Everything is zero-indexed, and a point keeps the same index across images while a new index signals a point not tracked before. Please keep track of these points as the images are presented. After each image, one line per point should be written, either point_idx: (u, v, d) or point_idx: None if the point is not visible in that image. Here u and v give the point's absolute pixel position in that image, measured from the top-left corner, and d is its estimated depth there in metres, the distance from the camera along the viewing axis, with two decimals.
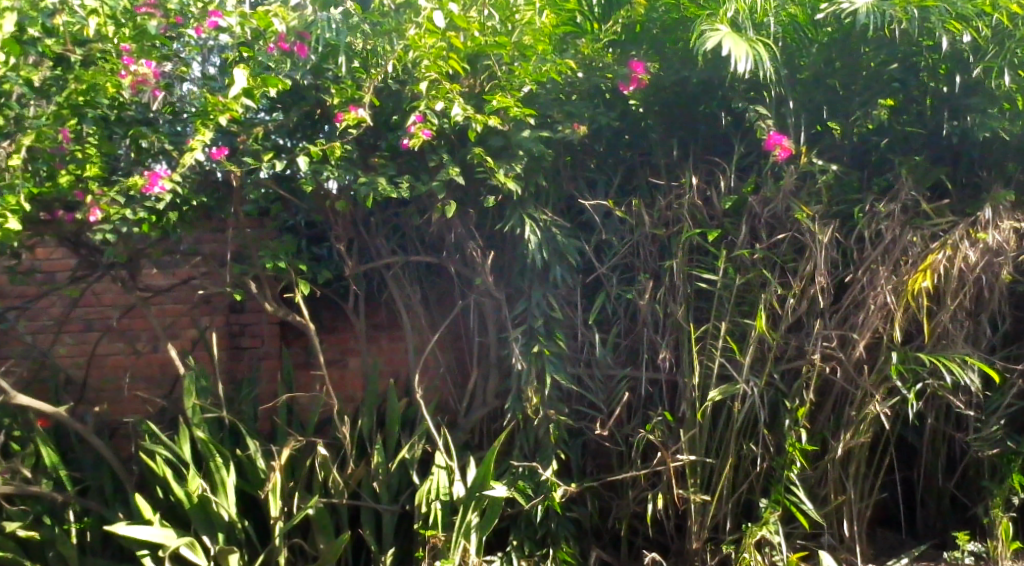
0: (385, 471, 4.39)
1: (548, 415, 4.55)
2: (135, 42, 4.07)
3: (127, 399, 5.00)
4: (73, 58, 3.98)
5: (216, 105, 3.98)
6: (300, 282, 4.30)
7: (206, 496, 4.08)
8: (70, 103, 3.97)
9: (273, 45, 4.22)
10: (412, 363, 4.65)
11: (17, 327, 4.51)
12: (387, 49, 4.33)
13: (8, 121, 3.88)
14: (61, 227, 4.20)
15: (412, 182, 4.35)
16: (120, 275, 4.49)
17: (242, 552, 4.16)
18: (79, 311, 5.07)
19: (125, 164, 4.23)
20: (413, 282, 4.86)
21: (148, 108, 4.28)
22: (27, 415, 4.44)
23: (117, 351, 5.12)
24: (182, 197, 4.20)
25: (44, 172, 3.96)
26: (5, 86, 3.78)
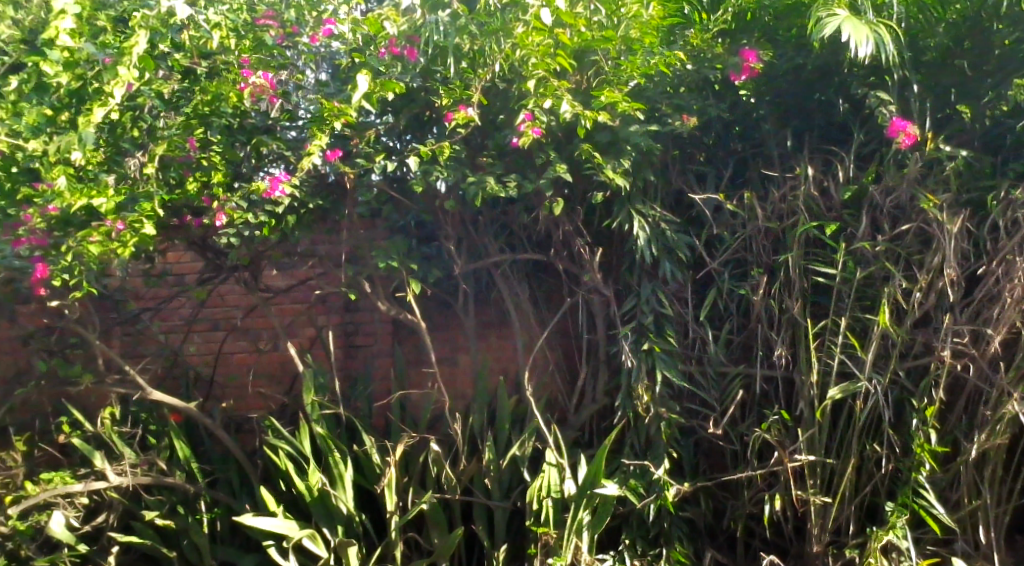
0: (497, 468, 4.42)
1: (660, 413, 4.47)
2: (254, 53, 4.33)
3: (250, 396, 5.22)
4: (200, 71, 4.22)
5: (332, 110, 4.10)
6: (411, 280, 4.41)
7: (325, 490, 4.21)
8: (198, 113, 4.20)
9: (384, 49, 4.33)
10: (522, 361, 4.68)
11: (150, 327, 4.84)
12: (494, 49, 4.33)
13: (142, 132, 4.18)
14: (189, 232, 4.40)
15: (520, 179, 4.39)
16: (243, 277, 4.69)
17: (359, 545, 4.27)
18: (206, 311, 5.30)
19: (247, 171, 4.38)
20: (521, 279, 4.89)
21: (267, 116, 4.44)
22: (161, 411, 4.72)
23: (241, 349, 5.28)
24: (299, 200, 4.35)
25: (174, 180, 4.18)
26: (140, 99, 4.10)
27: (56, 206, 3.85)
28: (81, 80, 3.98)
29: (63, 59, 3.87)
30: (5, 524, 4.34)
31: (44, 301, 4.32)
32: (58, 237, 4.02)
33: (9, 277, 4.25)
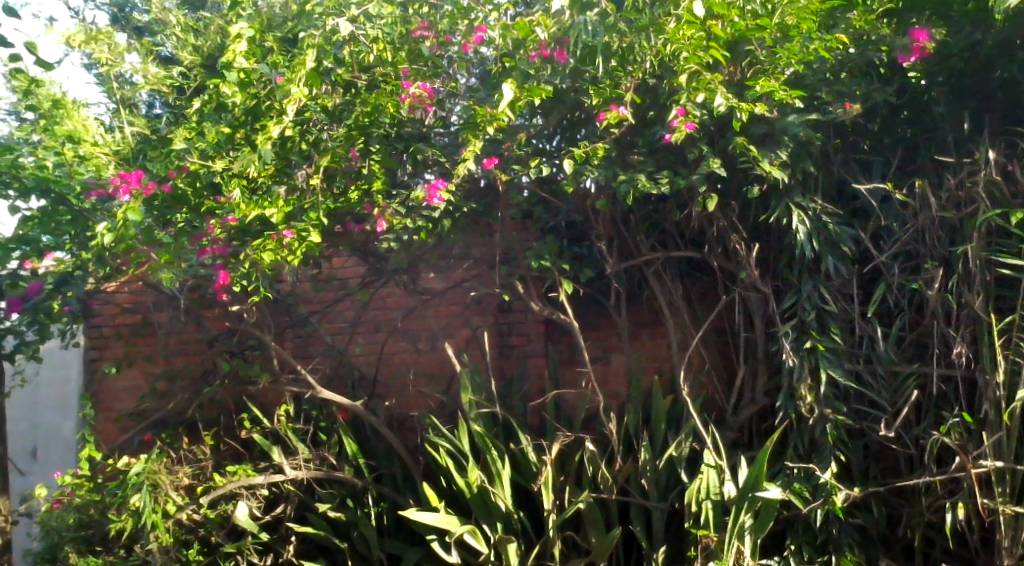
0: (653, 468, 4.38)
1: (825, 414, 4.27)
2: (411, 64, 4.53)
3: (410, 394, 5.41)
4: (359, 83, 4.41)
5: (484, 116, 4.18)
6: (564, 280, 4.43)
7: (483, 486, 4.32)
8: (359, 124, 4.38)
9: (534, 52, 4.37)
10: (676, 360, 4.60)
11: (318, 329, 5.17)
12: (645, 46, 4.31)
13: (309, 145, 4.34)
14: (352, 237, 4.59)
15: (672, 176, 4.32)
16: (403, 280, 4.88)
17: (518, 542, 4.34)
18: (368, 314, 5.53)
19: (406, 177, 4.61)
20: (675, 278, 4.80)
21: (422, 123, 4.62)
22: (331, 408, 5.00)
23: (401, 349, 5.50)
24: (454, 205, 4.51)
25: (338, 189, 4.38)
26: (307, 113, 4.32)
27: (234, 216, 4.18)
28: (256, 98, 4.27)
29: (240, 80, 4.19)
30: (198, 511, 4.69)
31: (227, 307, 4.70)
32: (237, 246, 4.30)
33: (197, 285, 4.64)
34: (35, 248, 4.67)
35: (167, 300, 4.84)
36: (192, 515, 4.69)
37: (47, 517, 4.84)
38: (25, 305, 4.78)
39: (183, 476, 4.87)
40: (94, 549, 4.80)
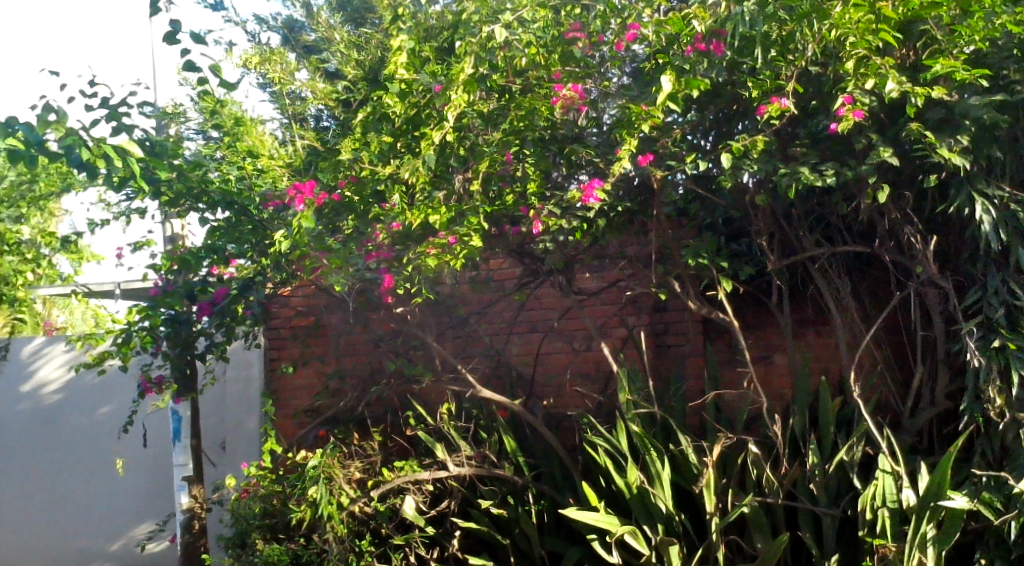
0: (822, 473, 4.20)
1: (1016, 419, 3.96)
2: (563, 66, 4.55)
3: (567, 393, 5.46)
4: (514, 88, 4.55)
5: (640, 114, 4.14)
6: (722, 278, 4.31)
7: (644, 487, 4.27)
8: (514, 129, 4.52)
9: (690, 47, 4.27)
10: (846, 360, 4.33)
11: (477, 330, 5.32)
12: (807, 33, 4.14)
13: (466, 150, 4.49)
14: (508, 240, 4.70)
15: (839, 168, 4.10)
16: (558, 281, 4.90)
17: (681, 544, 4.28)
18: (524, 314, 5.65)
19: (560, 178, 4.66)
20: (842, 273, 4.62)
21: (576, 124, 4.63)
22: (490, 409, 5.11)
23: (557, 350, 5.58)
24: (609, 205, 4.49)
25: (494, 192, 4.51)
26: (464, 120, 4.42)
27: (398, 222, 4.41)
28: (415, 107, 4.43)
29: (400, 90, 4.36)
30: (369, 504, 4.91)
31: (391, 308, 4.91)
32: (400, 250, 4.53)
33: (365, 289, 4.81)
34: (222, 255, 5.14)
35: (337, 303, 5.10)
36: (363, 508, 4.91)
37: (237, 504, 5.14)
38: (213, 309, 5.18)
39: (354, 471, 5.09)
40: (278, 536, 5.06)
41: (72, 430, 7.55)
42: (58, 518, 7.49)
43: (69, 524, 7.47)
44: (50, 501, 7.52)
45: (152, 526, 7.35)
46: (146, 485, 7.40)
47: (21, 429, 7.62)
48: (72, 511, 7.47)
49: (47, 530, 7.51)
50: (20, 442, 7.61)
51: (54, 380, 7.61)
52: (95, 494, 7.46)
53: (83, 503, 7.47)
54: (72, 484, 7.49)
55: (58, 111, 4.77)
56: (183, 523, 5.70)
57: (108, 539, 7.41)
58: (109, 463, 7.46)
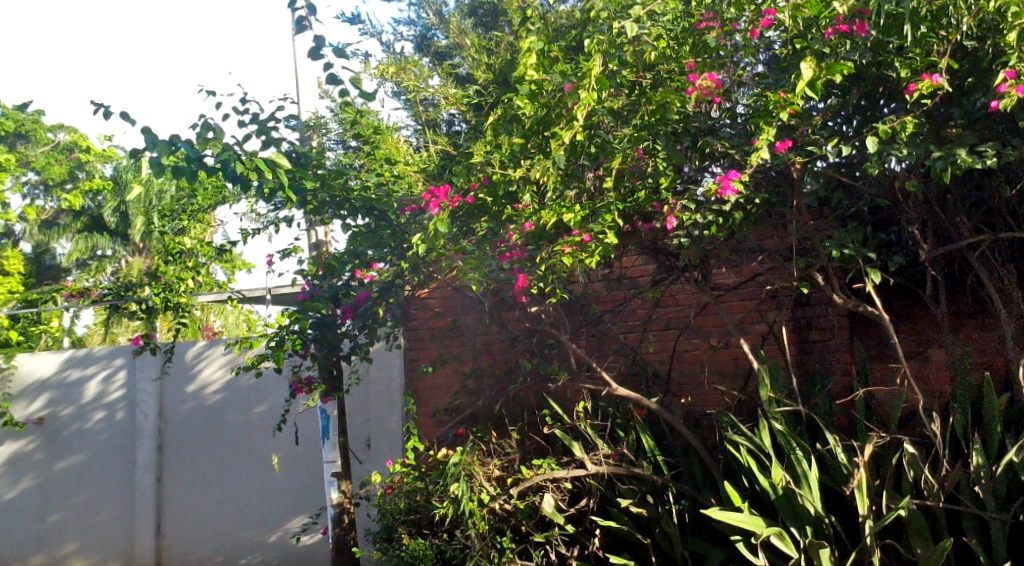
0: (989, 475, 3.93)
1: None
2: (695, 57, 4.47)
3: (706, 391, 5.41)
4: (644, 83, 4.53)
5: (778, 102, 4.01)
6: (871, 269, 4.04)
7: (790, 488, 4.14)
8: (646, 124, 4.44)
9: (830, 29, 4.07)
10: (1012, 354, 4.05)
11: (612, 328, 5.32)
12: (961, 6, 3.90)
13: (597, 147, 4.47)
14: (641, 236, 4.63)
15: (1000, 148, 3.84)
16: (694, 277, 4.78)
17: (832, 548, 4.11)
18: (659, 311, 5.59)
19: (691, 172, 4.62)
20: (1006, 262, 4.33)
21: (709, 116, 4.60)
22: (628, 407, 5.10)
23: (694, 346, 5.50)
24: (746, 197, 4.35)
25: (627, 189, 4.49)
26: (595, 118, 4.39)
27: (531, 223, 4.49)
28: (546, 107, 4.50)
29: (531, 91, 4.47)
30: (508, 501, 4.97)
31: (526, 307, 4.97)
32: (533, 250, 4.61)
33: (499, 289, 4.96)
34: (364, 260, 5.30)
35: (474, 303, 5.20)
36: (504, 504, 4.98)
37: (383, 501, 5.33)
38: (356, 312, 5.44)
39: (494, 468, 5.18)
40: (422, 532, 5.19)
41: (231, 428, 8.02)
42: (221, 511, 7.97)
43: (231, 518, 7.93)
44: (214, 496, 8.01)
45: (305, 519, 7.67)
46: (298, 481, 7.74)
47: (188, 428, 8.18)
48: (234, 505, 7.93)
49: (212, 523, 8.01)
50: (188, 440, 8.18)
51: (215, 380, 8.15)
52: (253, 489, 7.88)
53: (243, 497, 7.90)
54: (233, 480, 7.96)
55: (215, 128, 5.14)
56: (333, 518, 5.93)
57: (265, 531, 7.80)
58: (265, 460, 7.87)
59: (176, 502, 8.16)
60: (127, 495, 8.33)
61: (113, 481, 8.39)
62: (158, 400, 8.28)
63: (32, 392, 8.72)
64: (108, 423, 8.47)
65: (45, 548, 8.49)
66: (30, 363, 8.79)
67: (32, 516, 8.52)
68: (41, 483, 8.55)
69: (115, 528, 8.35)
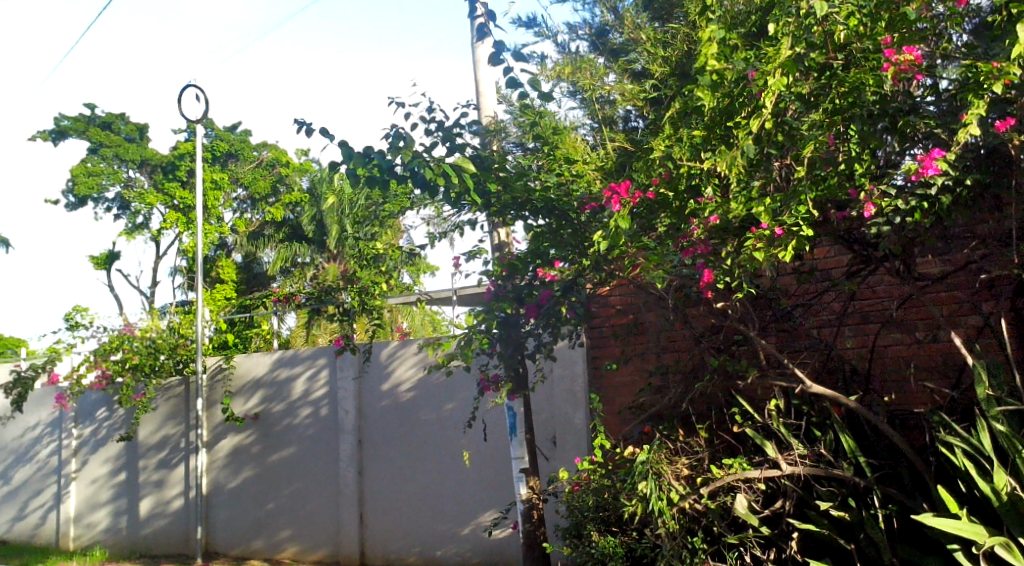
0: None
1: None
2: (892, 33, 4.20)
3: (912, 389, 5.09)
4: (836, 65, 4.33)
5: (992, 72, 3.70)
6: None
7: (1017, 495, 3.83)
8: (839, 108, 4.26)
9: None
10: None
11: (804, 323, 5.12)
12: None
13: (785, 136, 4.33)
14: (834, 226, 4.42)
15: None
16: (896, 267, 4.51)
17: None
18: (856, 304, 5.30)
19: (890, 154, 4.36)
20: None
21: (911, 94, 4.31)
22: (824, 405, 4.87)
23: (896, 341, 5.19)
24: (954, 180, 4.05)
25: (822, 178, 4.22)
26: (782, 105, 4.25)
27: (715, 216, 4.36)
28: (729, 97, 4.43)
29: (712, 82, 4.30)
30: (699, 501, 4.86)
31: (712, 302, 4.87)
32: (717, 244, 4.54)
33: (683, 285, 4.92)
34: (546, 258, 5.41)
35: (659, 298, 5.16)
36: (694, 504, 4.85)
37: (571, 497, 5.38)
38: (539, 311, 5.53)
39: (683, 467, 5.09)
40: (612, 529, 5.19)
41: (425, 425, 8.33)
42: (419, 504, 8.29)
43: (428, 510, 8.23)
44: (412, 489, 8.35)
45: (496, 514, 7.82)
46: (489, 476, 7.90)
47: (385, 424, 8.57)
48: (430, 498, 8.23)
49: (410, 515, 8.34)
50: (385, 436, 8.57)
51: (408, 379, 8.47)
52: (447, 483, 8.14)
53: (438, 491, 8.19)
54: (429, 474, 8.26)
55: (406, 137, 5.47)
56: (523, 513, 6.04)
57: (459, 524, 8.02)
58: (457, 456, 8.11)
59: (377, 494, 8.57)
60: (333, 487, 8.84)
61: (320, 474, 8.94)
62: (356, 397, 8.72)
63: (249, 390, 9.52)
64: (313, 418, 9.04)
65: (265, 533, 9.26)
66: (246, 363, 9.58)
67: (252, 503, 9.35)
68: (259, 473, 9.34)
69: (322, 518, 8.89)
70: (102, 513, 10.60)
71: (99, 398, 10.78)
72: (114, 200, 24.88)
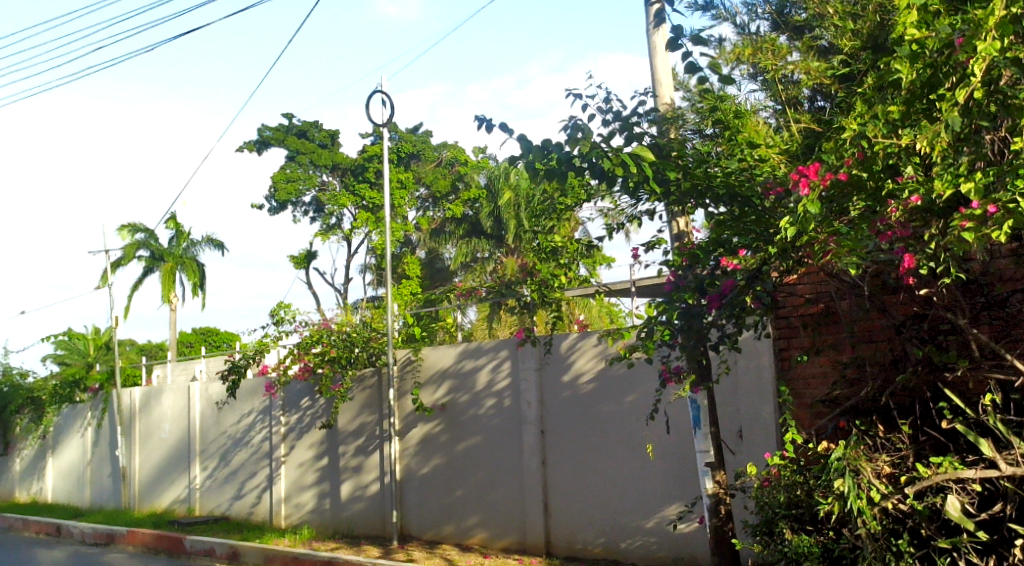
0: None
1: None
2: None
3: None
4: None
5: None
6: None
7: None
8: None
9: None
10: None
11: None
12: None
13: (998, 105, 4.09)
14: None
15: None
16: None
17: None
18: None
19: None
20: None
21: None
22: None
23: None
24: None
25: None
26: (997, 72, 3.94)
27: (918, 196, 4.12)
28: (932, 67, 4.18)
29: (912, 53, 4.15)
30: (904, 501, 4.57)
31: (916, 290, 4.57)
32: (919, 227, 4.26)
33: (881, 271, 4.63)
34: (729, 247, 5.24)
35: (853, 284, 4.89)
36: (898, 504, 4.59)
37: (760, 493, 5.20)
38: (722, 301, 5.16)
39: (884, 465, 4.78)
40: (806, 528, 4.99)
41: (607, 417, 8.30)
42: (602, 495, 8.28)
43: (611, 501, 8.20)
44: (595, 480, 8.35)
45: (681, 508, 7.68)
46: (673, 469, 7.76)
47: (566, 415, 8.61)
48: (614, 490, 8.19)
49: (593, 505, 8.34)
50: (567, 427, 8.61)
51: (588, 370, 8.46)
52: (631, 475, 8.08)
53: (622, 483, 8.14)
54: (612, 465, 8.23)
55: (584, 129, 5.44)
56: (710, 507, 5.88)
57: (643, 517, 7.93)
58: (640, 448, 8.02)
59: (560, 484, 8.63)
60: (518, 476, 8.99)
61: (505, 463, 9.11)
62: (538, 388, 8.80)
63: (436, 380, 9.82)
64: (497, 409, 9.21)
65: (454, 519, 9.55)
66: (433, 354, 9.88)
67: (441, 490, 9.67)
68: (448, 461, 9.65)
69: (509, 506, 9.06)
70: (308, 494, 11.28)
71: (303, 388, 11.47)
72: (310, 203, 26.46)
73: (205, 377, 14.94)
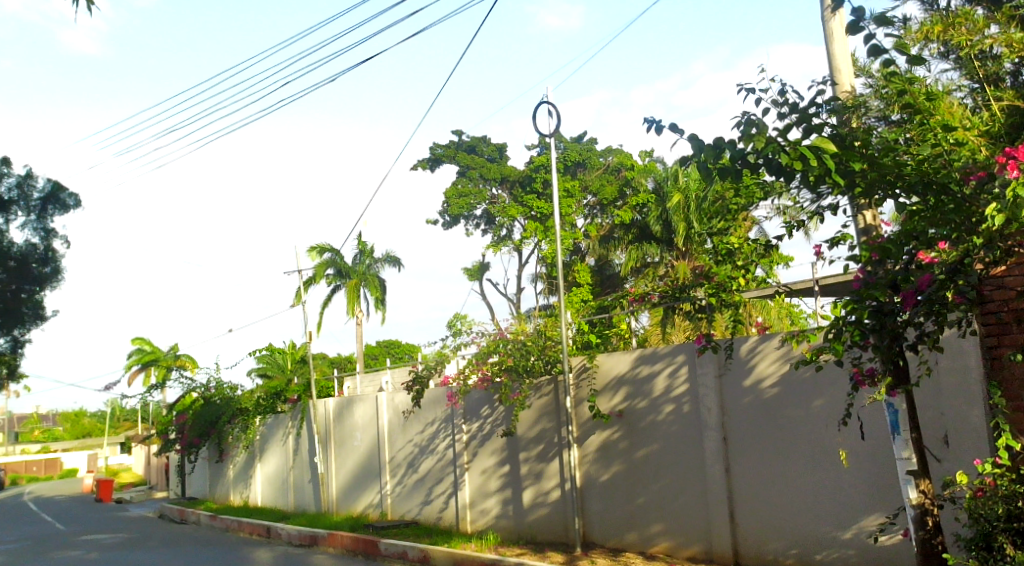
0: None
1: None
2: None
3: None
4: None
5: None
6: None
7: None
8: None
9: None
10: None
11: None
12: None
13: None
14: None
15: None
16: None
17: None
18: None
19: None
20: None
21: None
22: None
23: None
24: None
25: None
26: None
27: None
28: None
29: None
30: None
31: None
32: None
33: None
34: (924, 239, 4.86)
35: None
36: None
37: (973, 504, 4.77)
38: (919, 299, 4.76)
39: None
40: None
41: (794, 422, 7.92)
42: (794, 504, 7.90)
43: (804, 511, 7.81)
44: (785, 488, 7.98)
45: (883, 519, 7.20)
46: (872, 477, 7.30)
47: (750, 421, 8.29)
48: (806, 499, 7.80)
49: (784, 515, 7.98)
50: (751, 433, 8.29)
51: (770, 374, 8.12)
52: (824, 483, 7.66)
53: (814, 491, 7.74)
54: (802, 473, 7.84)
55: (759, 124, 5.20)
56: (914, 519, 5.41)
57: (840, 528, 7.50)
58: (833, 455, 7.60)
59: (747, 493, 8.31)
60: (701, 484, 8.75)
61: (687, 470, 8.89)
62: (718, 394, 8.53)
63: (613, 387, 9.73)
64: (676, 415, 9.01)
65: (636, 527, 9.41)
66: (608, 361, 9.79)
67: (623, 498, 9.56)
68: (628, 468, 9.52)
69: (693, 515, 8.82)
70: (492, 501, 11.46)
71: (482, 397, 11.68)
72: (483, 216, 27.07)
73: (391, 387, 15.52)
